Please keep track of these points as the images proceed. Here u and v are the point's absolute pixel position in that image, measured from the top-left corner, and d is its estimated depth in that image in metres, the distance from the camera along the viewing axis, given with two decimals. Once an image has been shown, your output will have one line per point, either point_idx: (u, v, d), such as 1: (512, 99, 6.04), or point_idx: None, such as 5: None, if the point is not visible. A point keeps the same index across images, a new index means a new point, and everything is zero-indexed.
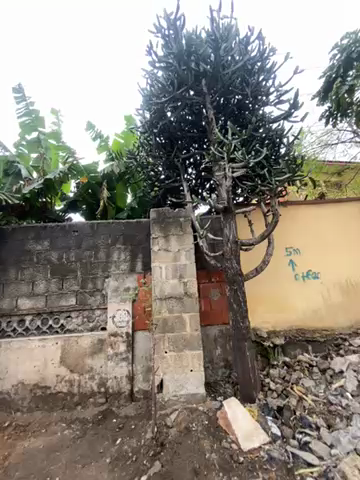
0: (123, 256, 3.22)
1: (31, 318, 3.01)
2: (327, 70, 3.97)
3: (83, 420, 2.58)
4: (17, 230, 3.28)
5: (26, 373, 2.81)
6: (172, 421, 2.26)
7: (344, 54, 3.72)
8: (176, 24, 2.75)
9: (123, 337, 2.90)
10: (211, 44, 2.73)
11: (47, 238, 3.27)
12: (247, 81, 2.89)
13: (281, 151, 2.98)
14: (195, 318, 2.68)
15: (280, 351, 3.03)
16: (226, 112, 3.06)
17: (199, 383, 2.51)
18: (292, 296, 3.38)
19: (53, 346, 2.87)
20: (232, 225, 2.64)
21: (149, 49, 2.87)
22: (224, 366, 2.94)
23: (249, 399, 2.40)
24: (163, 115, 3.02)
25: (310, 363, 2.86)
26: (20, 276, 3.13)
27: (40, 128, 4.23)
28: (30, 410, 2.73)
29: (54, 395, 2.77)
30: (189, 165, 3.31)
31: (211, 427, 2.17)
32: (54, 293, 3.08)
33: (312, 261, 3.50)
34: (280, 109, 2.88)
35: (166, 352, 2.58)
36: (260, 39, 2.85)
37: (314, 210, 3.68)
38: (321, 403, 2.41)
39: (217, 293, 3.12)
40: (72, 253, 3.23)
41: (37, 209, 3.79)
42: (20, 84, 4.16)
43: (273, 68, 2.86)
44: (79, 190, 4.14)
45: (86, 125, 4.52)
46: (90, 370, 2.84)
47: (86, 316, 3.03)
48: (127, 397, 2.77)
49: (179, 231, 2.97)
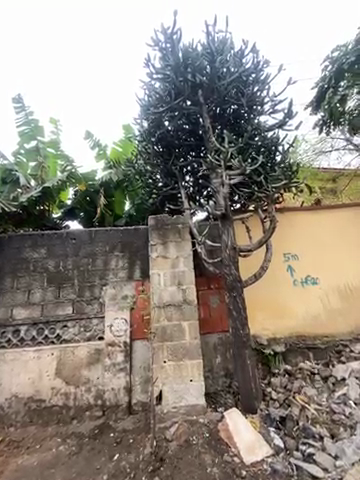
0: (121, 264, 3.20)
1: (26, 328, 2.93)
2: (319, 80, 4.11)
3: (79, 435, 2.48)
4: (14, 238, 3.26)
5: (20, 386, 2.72)
6: (171, 435, 2.18)
7: (336, 65, 3.84)
8: (173, 37, 2.84)
9: (121, 346, 2.84)
10: (207, 57, 2.83)
11: (44, 246, 3.24)
12: (243, 91, 2.96)
13: (277, 158, 3.01)
14: (194, 326, 2.64)
15: (281, 358, 2.96)
16: (222, 120, 3.11)
17: (199, 394, 2.44)
18: (291, 302, 3.35)
19: (48, 356, 2.80)
20: (230, 231, 2.64)
21: (147, 62, 2.96)
22: (225, 375, 2.88)
23: (251, 410, 2.32)
24: (161, 124, 3.08)
25: (312, 371, 2.80)
26: (15, 285, 3.08)
27: (39, 137, 4.28)
28: (24, 424, 2.62)
29: (49, 409, 2.68)
30: (187, 172, 3.31)
31: (212, 440, 2.09)
32: (50, 302, 3.03)
33: (310, 266, 3.50)
34: (275, 118, 2.95)
35: (165, 361, 2.52)
36: (255, 52, 2.95)
37: (310, 216, 3.71)
38: (325, 412, 2.36)
39: (216, 300, 3.09)
40: (69, 261, 3.20)
41: (35, 216, 3.80)
42: (20, 94, 4.23)
43: (267, 80, 2.95)
44: (77, 197, 4.15)
45: (84, 134, 4.57)
46: (87, 382, 2.76)
47: (83, 326, 2.96)
48: (125, 410, 2.69)
49: (177, 237, 2.97)
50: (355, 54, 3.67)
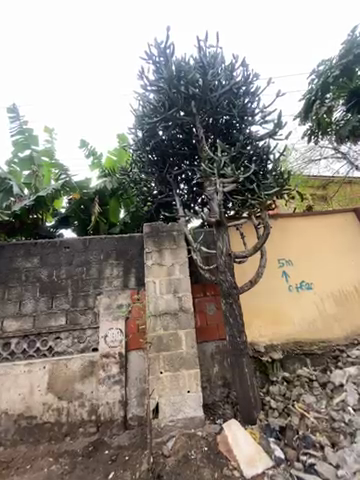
0: (115, 272, 3.16)
1: (17, 341, 2.83)
2: (306, 92, 4.27)
3: (72, 453, 2.35)
4: (6, 247, 3.19)
5: (10, 403, 2.59)
6: (169, 450, 2.10)
7: (321, 78, 4.02)
8: (166, 52, 2.93)
9: (116, 357, 2.76)
10: (199, 70, 2.93)
11: (37, 255, 3.18)
12: (234, 102, 3.05)
13: (269, 167, 3.08)
14: (191, 335, 2.59)
15: (279, 365, 2.95)
16: (215, 131, 3.18)
17: (197, 405, 2.37)
18: (287, 308, 3.36)
19: (40, 370, 2.69)
20: (225, 237, 2.66)
21: (141, 74, 3.04)
22: (223, 385, 2.81)
23: (250, 420, 2.28)
24: (155, 134, 3.14)
25: (310, 378, 2.78)
26: (6, 296, 2.99)
27: (33, 146, 4.28)
28: (14, 443, 2.48)
29: (40, 426, 2.55)
30: (181, 180, 3.38)
31: (211, 454, 2.02)
32: (42, 313, 2.94)
33: (304, 272, 3.54)
34: (266, 128, 3.02)
35: (162, 372, 2.46)
36: (245, 66, 3.06)
37: (302, 222, 3.79)
38: (324, 420, 2.29)
39: (213, 308, 3.06)
40: (63, 270, 3.14)
41: (27, 225, 3.76)
42: (15, 105, 4.26)
43: (257, 92, 3.06)
44: (71, 206, 4.10)
45: (80, 143, 4.62)
46: (80, 396, 2.65)
47: (77, 337, 2.88)
48: (120, 425, 2.58)
49: (172, 245, 2.97)
50: (339, 68, 3.86)
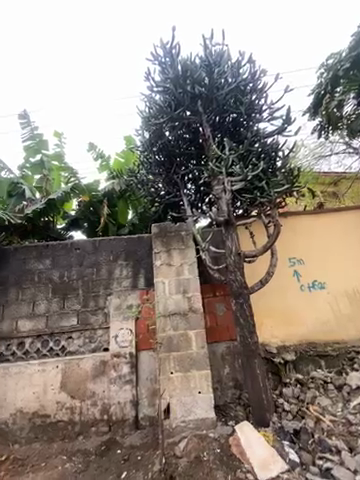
0: (125, 273, 3.20)
1: (31, 341, 2.92)
2: (315, 87, 4.15)
3: (85, 452, 2.39)
4: (19, 249, 3.29)
5: (25, 401, 2.67)
6: (181, 451, 2.09)
7: (331, 72, 3.90)
8: (172, 52, 2.93)
9: (126, 357, 2.78)
10: (205, 69, 2.92)
11: (49, 256, 3.27)
12: (241, 100, 3.00)
13: (278, 164, 3.01)
14: (201, 335, 2.58)
15: (292, 367, 2.85)
16: (222, 129, 3.16)
17: (208, 407, 2.35)
18: (299, 308, 3.27)
19: (53, 370, 2.75)
20: (234, 236, 2.63)
21: (147, 75, 3.05)
22: (234, 386, 2.77)
23: (262, 423, 2.22)
24: (162, 135, 3.15)
25: (324, 379, 2.69)
26: (20, 297, 3.08)
27: (43, 151, 4.41)
28: (29, 441, 2.55)
29: (54, 424, 2.61)
30: (188, 180, 3.36)
31: (224, 456, 1.99)
32: (55, 313, 3.01)
33: (316, 271, 3.43)
34: (274, 124, 2.97)
35: (172, 372, 2.45)
36: (251, 63, 3.01)
37: (314, 220, 3.67)
38: (341, 424, 2.25)
39: (223, 308, 3.03)
40: (74, 271, 3.21)
41: (40, 228, 3.89)
42: (26, 111, 4.40)
43: (265, 88, 3.00)
44: (81, 209, 4.19)
45: (88, 146, 4.70)
46: (92, 396, 2.69)
47: (88, 337, 2.94)
48: (131, 425, 2.60)
49: (181, 245, 2.96)
50: (349, 61, 3.73)
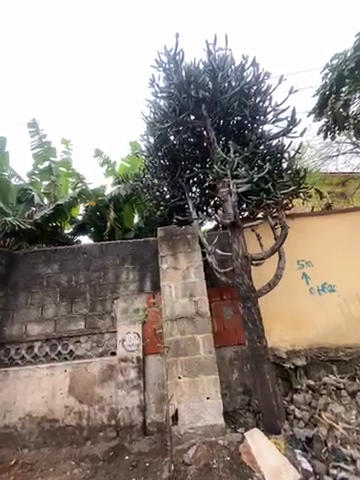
0: (131, 276, 3.21)
1: (40, 344, 2.95)
2: (320, 88, 4.10)
3: (93, 457, 2.38)
4: (28, 254, 3.36)
5: (34, 405, 2.69)
6: (190, 458, 2.06)
7: (336, 73, 3.86)
8: (176, 58, 2.98)
9: (134, 362, 2.77)
10: (208, 74, 2.96)
11: (57, 261, 3.32)
12: (245, 103, 3.01)
13: (283, 166, 2.98)
14: (209, 339, 2.55)
15: (303, 373, 2.74)
16: (226, 132, 3.17)
17: (217, 413, 2.31)
18: (309, 311, 3.20)
19: (61, 373, 2.77)
20: (240, 239, 2.61)
21: (152, 82, 3.11)
22: (243, 392, 2.71)
23: (273, 430, 2.14)
24: (167, 139, 3.16)
25: (337, 386, 2.62)
26: (29, 301, 3.13)
27: (51, 158, 4.53)
28: (38, 446, 2.57)
29: (62, 429, 2.62)
30: (194, 184, 3.33)
31: (234, 464, 1.93)
32: (63, 317, 3.04)
33: (325, 273, 3.35)
34: (279, 126, 2.96)
35: (180, 377, 2.42)
36: (255, 66, 3.01)
37: (322, 222, 3.60)
38: (355, 432, 2.25)
39: (230, 311, 3.00)
40: (81, 275, 3.24)
41: (48, 233, 3.96)
42: (34, 120, 4.54)
43: (269, 91, 3.00)
44: (88, 213, 4.25)
45: (94, 153, 4.81)
46: (100, 400, 2.69)
47: (95, 341, 2.95)
48: (139, 430, 2.58)
49: (187, 248, 2.96)
50: (354, 61, 3.69)
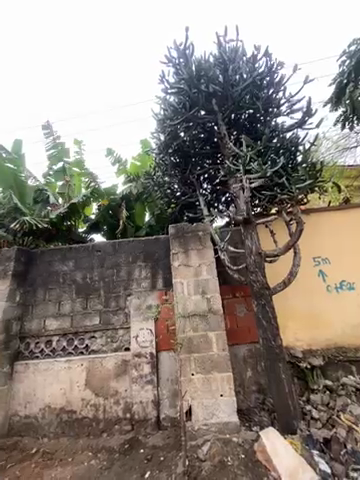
0: (144, 273, 3.24)
1: (57, 339, 3.08)
2: (337, 76, 3.88)
3: (109, 449, 2.44)
4: (45, 252, 3.50)
5: (52, 396, 2.82)
6: (204, 454, 2.04)
7: (355, 59, 3.61)
8: (185, 53, 2.94)
9: (147, 358, 2.82)
10: (219, 67, 2.90)
11: (72, 259, 3.43)
12: (257, 95, 2.93)
13: (298, 159, 2.89)
14: (222, 337, 2.53)
15: (320, 372, 2.69)
16: (238, 126, 3.10)
17: (231, 411, 2.29)
18: (326, 310, 3.08)
19: (78, 367, 2.88)
20: (253, 236, 2.55)
21: (162, 78, 3.09)
22: (257, 391, 2.67)
23: (289, 429, 2.11)
24: (177, 136, 3.13)
25: (357, 387, 2.54)
26: (47, 297, 3.27)
27: (65, 158, 4.66)
28: (57, 435, 2.69)
29: (80, 420, 2.72)
30: (204, 180, 3.36)
31: (249, 463, 1.91)
32: (79, 313, 3.15)
33: (344, 270, 3.20)
34: (293, 117, 2.84)
35: (193, 374, 2.43)
36: (268, 56, 2.91)
37: (340, 217, 3.44)
38: None
39: (243, 308, 2.95)
40: (95, 273, 3.33)
41: (63, 231, 4.10)
42: (49, 122, 4.68)
43: (282, 81, 2.88)
44: (100, 212, 4.29)
45: (106, 153, 4.88)
46: (115, 394, 2.77)
47: (110, 336, 3.03)
48: (153, 425, 2.63)
49: (198, 245, 2.94)
50: None
